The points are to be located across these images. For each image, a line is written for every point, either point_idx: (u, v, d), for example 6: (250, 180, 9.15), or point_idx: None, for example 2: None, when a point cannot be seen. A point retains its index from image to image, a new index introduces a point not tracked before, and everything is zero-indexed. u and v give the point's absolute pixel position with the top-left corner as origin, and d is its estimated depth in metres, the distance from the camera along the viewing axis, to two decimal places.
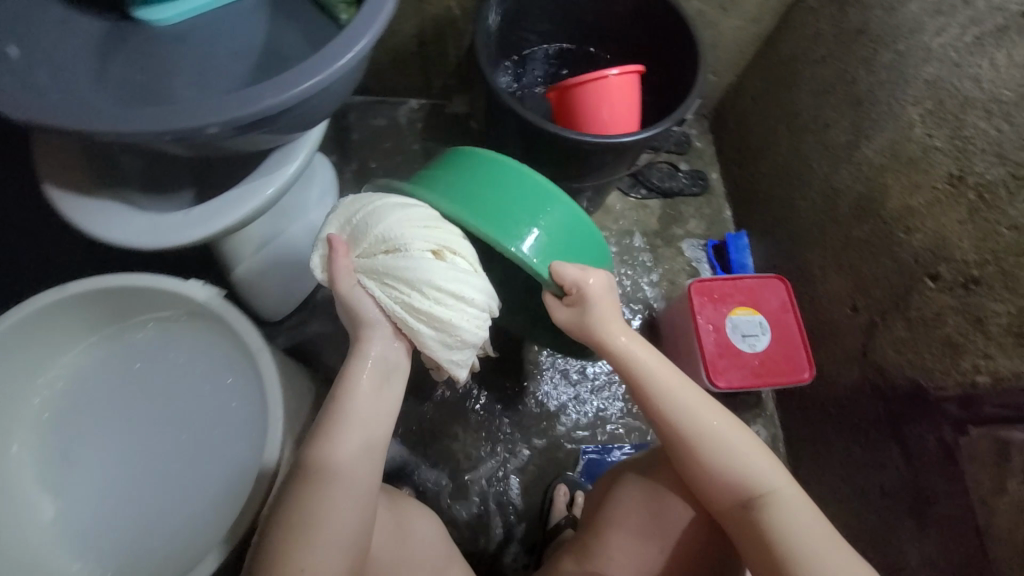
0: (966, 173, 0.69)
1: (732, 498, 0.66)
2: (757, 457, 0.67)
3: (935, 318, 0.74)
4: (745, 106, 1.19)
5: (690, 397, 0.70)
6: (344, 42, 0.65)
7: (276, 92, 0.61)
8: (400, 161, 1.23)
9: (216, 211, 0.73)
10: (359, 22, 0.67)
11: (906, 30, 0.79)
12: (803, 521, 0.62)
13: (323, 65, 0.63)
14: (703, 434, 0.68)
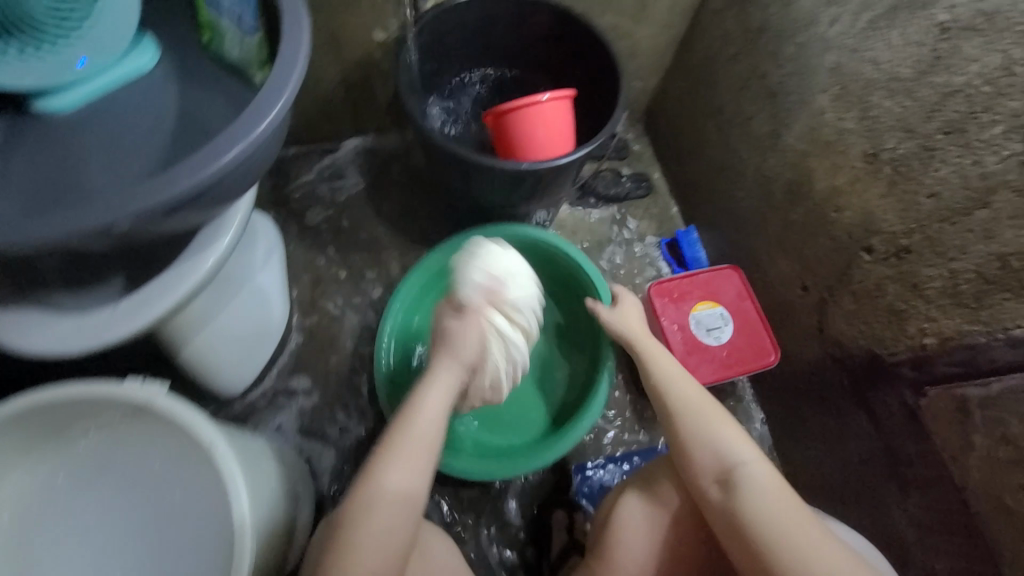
0: (880, 150, 0.72)
1: (709, 475, 0.71)
2: (736, 438, 0.72)
3: (876, 289, 0.77)
4: (673, 106, 1.23)
5: (684, 381, 0.79)
6: (259, 109, 0.63)
7: (195, 172, 0.59)
8: (344, 207, 1.20)
9: (147, 302, 0.68)
10: (268, 87, 0.64)
11: (803, 24, 0.83)
12: (773, 496, 0.66)
13: (240, 137, 0.61)
14: (695, 412, 0.75)
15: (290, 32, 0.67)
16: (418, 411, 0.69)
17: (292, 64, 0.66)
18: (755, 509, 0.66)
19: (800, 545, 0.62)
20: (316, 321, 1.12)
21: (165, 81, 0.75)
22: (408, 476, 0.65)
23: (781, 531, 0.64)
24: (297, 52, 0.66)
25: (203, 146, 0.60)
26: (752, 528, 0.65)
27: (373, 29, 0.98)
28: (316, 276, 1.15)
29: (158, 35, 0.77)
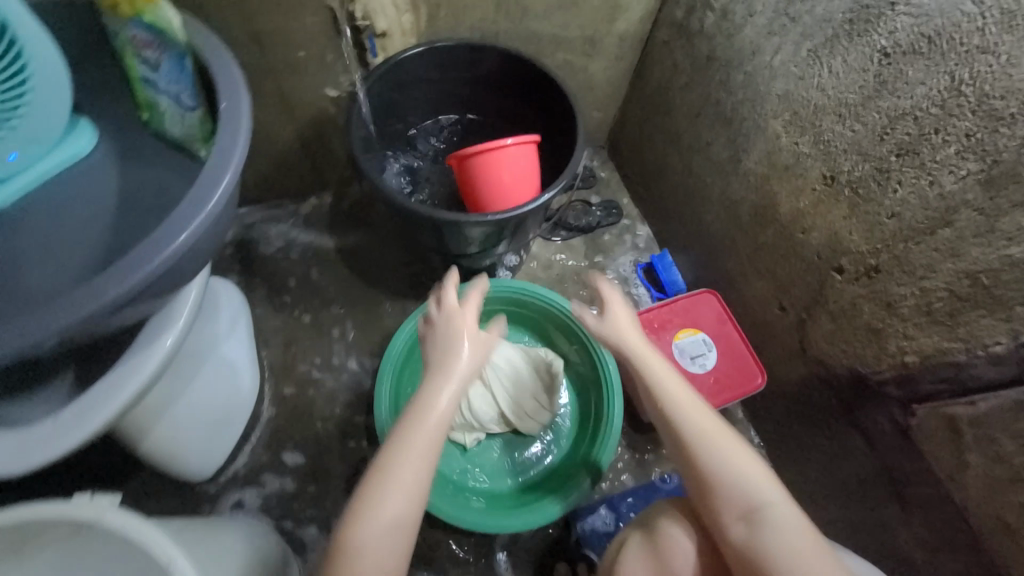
0: (837, 173, 0.72)
1: (733, 515, 0.65)
2: (756, 471, 0.66)
3: (852, 308, 0.76)
4: (633, 133, 1.24)
5: (697, 405, 0.69)
6: (200, 196, 0.60)
7: (136, 270, 0.56)
8: (311, 263, 1.17)
9: (90, 407, 0.63)
10: (209, 173, 0.61)
11: (748, 52, 0.83)
12: (799, 536, 0.62)
13: (180, 227, 0.58)
14: (713, 444, 0.66)
15: (227, 112, 0.64)
16: (402, 453, 0.63)
17: (233, 145, 0.63)
18: (781, 551, 0.62)
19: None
20: (290, 385, 1.08)
21: (106, 164, 0.72)
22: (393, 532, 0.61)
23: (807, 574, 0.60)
24: (238, 133, 0.63)
25: (143, 240, 0.57)
26: (779, 572, 0.61)
27: (323, 87, 0.95)
28: (287, 339, 1.11)
29: (95, 116, 0.74)
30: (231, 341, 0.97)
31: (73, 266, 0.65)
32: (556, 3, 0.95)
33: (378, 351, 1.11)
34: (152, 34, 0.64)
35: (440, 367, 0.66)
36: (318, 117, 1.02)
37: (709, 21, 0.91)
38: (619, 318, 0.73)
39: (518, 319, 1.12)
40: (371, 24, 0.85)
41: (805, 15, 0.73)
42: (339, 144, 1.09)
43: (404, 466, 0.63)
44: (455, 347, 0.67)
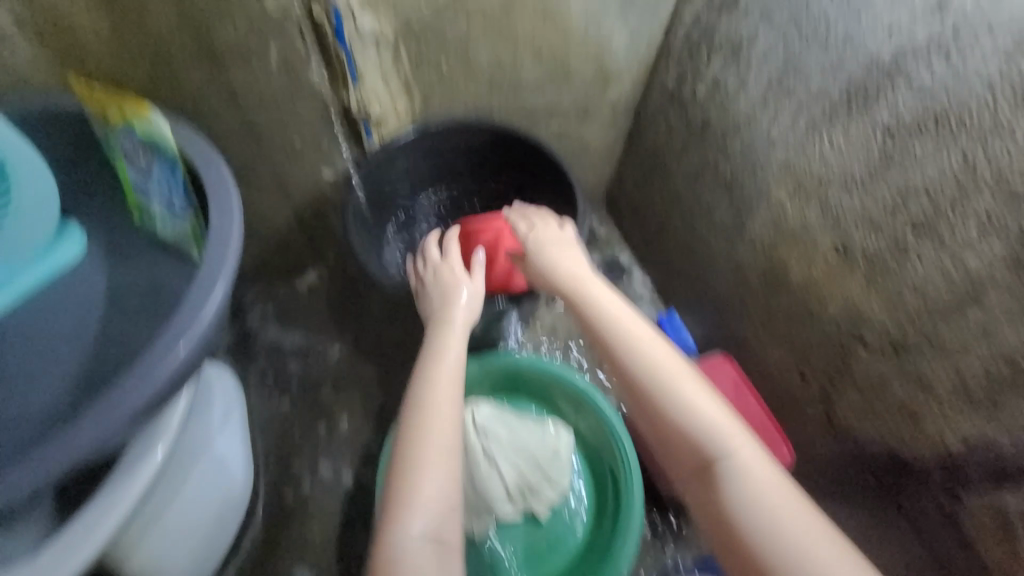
0: (850, 246, 0.70)
1: (688, 465, 0.59)
2: (713, 414, 0.59)
3: (882, 383, 0.72)
4: (632, 192, 1.23)
5: (650, 347, 0.65)
6: (186, 321, 0.57)
7: (117, 410, 0.53)
8: (308, 341, 1.14)
9: (71, 545, 0.57)
10: (201, 281, 0.59)
11: (743, 121, 0.82)
12: (763, 485, 0.54)
13: (164, 358, 0.55)
14: (663, 386, 0.62)
15: (219, 224, 0.63)
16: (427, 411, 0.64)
17: (222, 261, 0.61)
18: (742, 501, 0.54)
19: (796, 544, 0.50)
20: (289, 474, 1.03)
21: (97, 271, 0.72)
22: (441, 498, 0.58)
23: (770, 527, 0.51)
24: (229, 248, 0.61)
25: (124, 375, 0.55)
26: (742, 528, 0.52)
27: (319, 169, 0.94)
28: (284, 424, 1.06)
29: (86, 222, 0.73)
30: (224, 432, 0.93)
31: (62, 386, 0.65)
32: (548, 78, 0.95)
33: (380, 431, 1.06)
34: (143, 142, 0.63)
35: (440, 335, 0.72)
36: (314, 197, 1.00)
37: (701, 90, 0.90)
38: (563, 264, 0.75)
39: (518, 387, 1.07)
40: (366, 111, 0.84)
41: (799, 89, 0.72)
42: (335, 220, 1.08)
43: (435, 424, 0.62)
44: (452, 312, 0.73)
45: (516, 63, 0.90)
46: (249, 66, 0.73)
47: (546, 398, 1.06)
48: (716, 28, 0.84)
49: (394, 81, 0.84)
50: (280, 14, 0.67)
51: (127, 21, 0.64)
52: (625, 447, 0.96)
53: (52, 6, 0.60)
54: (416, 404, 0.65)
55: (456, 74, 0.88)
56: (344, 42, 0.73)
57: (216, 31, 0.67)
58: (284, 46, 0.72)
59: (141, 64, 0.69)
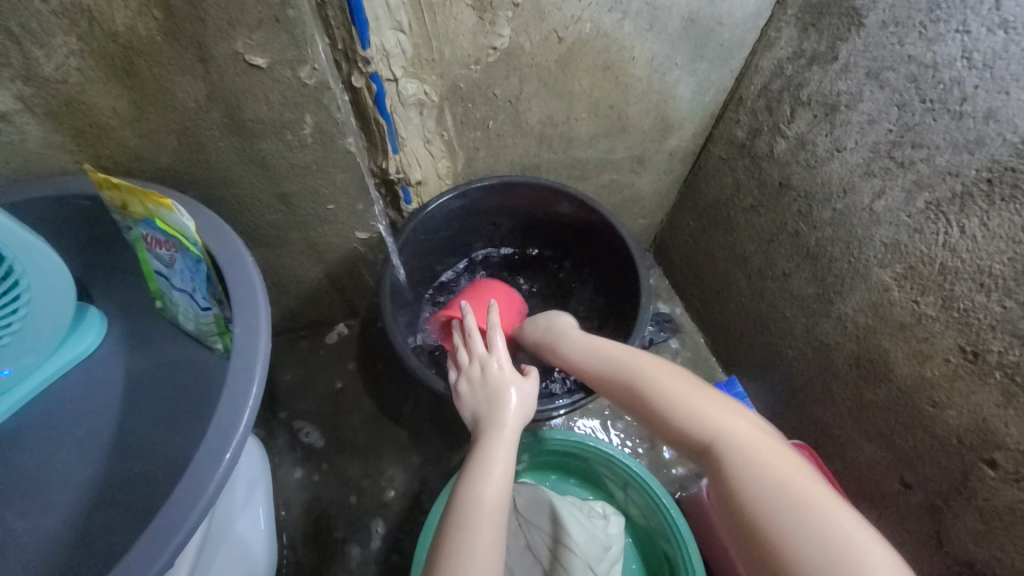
0: (981, 350, 0.59)
1: (693, 455, 0.54)
2: (704, 402, 0.55)
3: (1011, 513, 0.60)
4: (685, 243, 1.12)
5: (617, 350, 0.65)
6: (213, 447, 0.51)
7: (144, 567, 0.46)
8: (339, 403, 1.08)
9: None
10: (236, 377, 0.54)
11: (838, 189, 0.71)
12: (769, 469, 0.48)
13: (193, 495, 0.49)
14: (649, 380, 0.59)
15: (243, 335, 0.56)
16: (472, 501, 0.56)
17: (250, 376, 0.54)
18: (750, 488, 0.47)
19: (827, 543, 0.43)
20: (314, 554, 0.95)
21: (115, 363, 0.65)
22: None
23: (789, 517, 0.44)
24: (254, 361, 0.55)
25: (150, 522, 0.48)
26: (758, 520, 0.46)
27: (354, 232, 0.86)
28: (311, 494, 1.00)
29: (106, 305, 0.68)
30: (245, 513, 0.87)
31: (65, 506, 0.57)
32: (603, 131, 0.85)
33: (412, 506, 0.99)
34: (164, 233, 0.56)
35: (483, 415, 0.64)
36: (346, 257, 0.93)
37: (780, 147, 0.80)
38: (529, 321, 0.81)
39: (563, 463, 0.98)
40: (406, 175, 0.79)
41: (919, 162, 0.61)
42: (369, 278, 1.01)
43: (484, 515, 0.55)
44: (502, 401, 0.64)
45: (569, 119, 0.81)
46: (282, 137, 0.66)
47: (592, 476, 0.97)
48: (804, 81, 0.73)
49: (436, 144, 0.78)
50: (315, 87, 0.60)
51: (148, 100, 0.58)
52: (687, 545, 0.84)
53: (66, 88, 0.55)
54: (465, 496, 0.57)
55: (505, 132, 0.80)
56: (385, 111, 0.67)
57: (247, 104, 0.60)
58: (320, 117, 0.64)
59: (167, 140, 0.63)
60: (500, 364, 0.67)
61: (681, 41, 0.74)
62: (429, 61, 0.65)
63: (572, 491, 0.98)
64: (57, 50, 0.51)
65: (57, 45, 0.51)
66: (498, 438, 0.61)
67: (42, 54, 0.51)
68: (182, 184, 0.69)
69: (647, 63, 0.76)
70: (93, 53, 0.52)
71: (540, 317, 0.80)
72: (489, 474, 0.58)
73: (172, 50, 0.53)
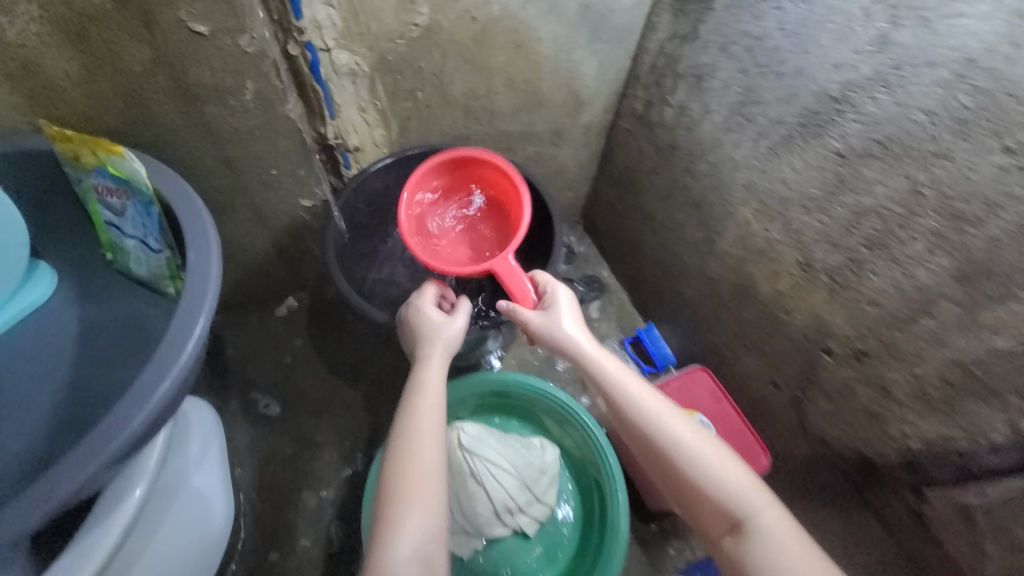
0: (811, 260, 0.74)
1: (719, 526, 0.64)
2: (739, 479, 0.65)
3: (845, 390, 0.76)
4: (607, 210, 1.26)
5: (673, 416, 0.69)
6: (165, 354, 0.55)
7: (93, 456, 0.51)
8: (290, 370, 1.14)
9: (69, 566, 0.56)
10: (190, 297, 0.58)
11: (708, 145, 0.87)
12: (791, 548, 0.60)
13: (145, 394, 0.53)
14: (702, 460, 0.66)
15: (196, 262, 0.60)
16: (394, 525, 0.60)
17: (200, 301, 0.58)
18: (769, 566, 0.60)
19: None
20: (272, 507, 1.01)
21: (67, 312, 0.70)
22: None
23: None
24: (206, 290, 0.58)
25: (98, 422, 0.52)
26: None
27: (298, 199, 0.94)
28: (267, 454, 1.06)
29: (55, 261, 0.72)
30: (202, 469, 0.91)
31: (30, 435, 0.63)
32: (522, 105, 0.97)
33: (365, 458, 1.06)
34: (116, 182, 0.63)
35: (408, 429, 0.66)
36: (291, 225, 1.00)
37: (668, 115, 0.95)
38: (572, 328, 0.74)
39: (504, 404, 1.08)
40: (343, 141, 0.88)
41: (759, 116, 0.78)
42: (314, 247, 1.08)
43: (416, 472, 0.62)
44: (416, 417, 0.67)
45: (490, 92, 0.93)
46: (225, 101, 0.73)
47: (530, 413, 1.07)
48: (680, 57, 0.89)
49: (371, 113, 0.88)
50: (256, 54, 0.68)
51: (99, 63, 0.64)
52: (608, 459, 0.97)
53: (24, 51, 0.61)
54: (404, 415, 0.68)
55: (433, 103, 0.90)
56: (319, 78, 0.76)
57: (191, 69, 0.67)
58: (260, 83, 0.72)
59: (115, 103, 0.69)
60: (449, 325, 0.75)
61: (579, 24, 0.87)
62: (359, 35, 0.75)
63: (514, 429, 1.07)
64: (19, 17, 0.58)
65: (19, 12, 0.57)
66: (417, 438, 0.65)
67: (5, 21, 0.57)
68: (129, 145, 0.75)
69: (553, 43, 0.88)
70: (50, 19, 0.59)
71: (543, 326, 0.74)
72: (405, 490, 0.61)
73: (121, 17, 0.60)
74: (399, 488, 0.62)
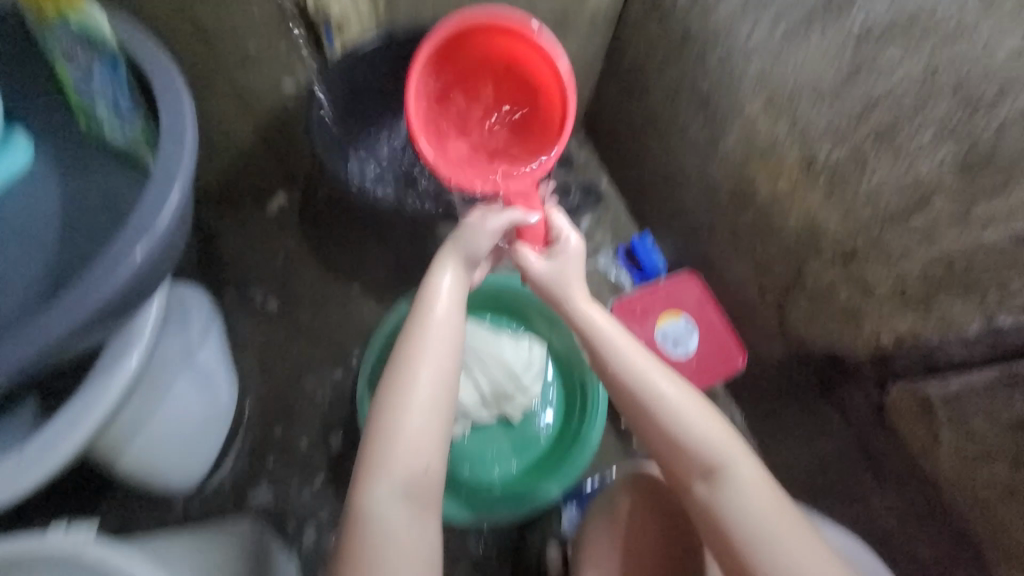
0: (814, 157, 0.72)
1: (692, 474, 0.61)
2: (718, 431, 0.61)
3: (828, 292, 0.76)
4: (610, 114, 1.19)
5: (658, 368, 0.64)
6: (147, 212, 0.53)
7: (86, 300, 0.50)
8: (283, 267, 1.14)
9: (82, 408, 0.60)
10: (164, 157, 0.56)
11: (721, 31, 0.80)
12: (760, 498, 0.58)
13: (131, 243, 0.52)
14: (679, 411, 0.61)
15: (169, 120, 0.58)
16: (400, 449, 0.56)
17: (178, 162, 0.56)
18: (741, 516, 0.58)
19: (796, 558, 0.56)
20: (274, 390, 1.08)
21: (48, 183, 0.67)
22: (416, 533, 0.56)
23: (760, 533, 0.57)
24: (183, 150, 0.56)
25: (90, 266, 0.51)
26: (733, 529, 0.58)
27: (280, 79, 0.90)
28: (265, 344, 1.10)
29: (29, 130, 0.70)
30: (204, 350, 0.95)
31: (17, 299, 0.62)
32: None
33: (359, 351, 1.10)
34: (77, 38, 0.58)
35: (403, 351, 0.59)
36: (277, 111, 0.96)
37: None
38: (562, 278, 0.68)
39: (496, 304, 1.10)
40: (326, 13, 0.81)
41: None
42: (301, 139, 1.03)
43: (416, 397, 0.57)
44: (423, 342, 0.59)
45: None
46: None
47: (521, 314, 1.10)
48: None
49: None
50: None
51: None
52: None
53: None
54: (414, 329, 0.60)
55: None
56: None
57: None
58: None
59: None
60: (484, 224, 0.65)
61: None
62: None
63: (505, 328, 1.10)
64: None
65: None
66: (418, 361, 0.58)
67: None
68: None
69: None
70: None
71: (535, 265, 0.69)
72: (409, 413, 0.57)
73: None
74: (401, 411, 0.57)
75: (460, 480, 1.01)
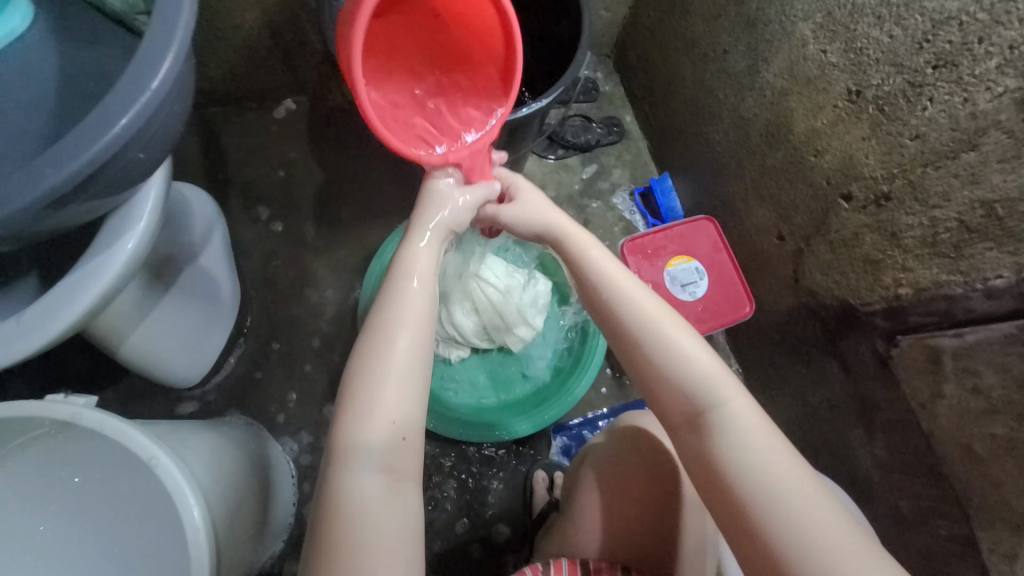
0: (863, 87, 0.67)
1: (679, 418, 0.52)
2: (708, 366, 0.52)
3: (853, 239, 0.74)
4: (643, 41, 1.11)
5: (648, 297, 0.56)
6: (141, 72, 0.49)
7: (73, 155, 0.47)
8: (288, 177, 1.11)
9: (77, 285, 0.59)
10: (161, 13, 0.51)
11: None
12: (756, 445, 0.49)
13: (124, 103, 0.48)
14: (664, 343, 0.53)
15: None
16: (369, 407, 0.48)
17: (174, 22, 0.51)
18: (731, 464, 0.49)
19: (812, 523, 0.45)
20: (274, 298, 1.07)
21: (47, 45, 0.62)
22: (393, 508, 0.47)
23: (753, 486, 0.47)
24: (180, 11, 0.52)
25: (80, 121, 0.48)
26: (723, 479, 0.49)
27: None
28: (269, 253, 1.09)
29: None
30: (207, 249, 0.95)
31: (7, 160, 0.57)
32: None
33: (363, 268, 1.09)
34: None
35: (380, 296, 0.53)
36: None
37: None
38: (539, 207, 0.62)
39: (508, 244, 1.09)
40: None
41: None
42: (314, 35, 0.97)
43: (395, 351, 0.49)
44: (405, 289, 0.52)
45: None
46: None
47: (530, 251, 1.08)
48: None
49: None
50: None
51: None
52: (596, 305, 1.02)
53: None
54: (390, 284, 0.53)
55: None
56: None
57: None
58: None
59: None
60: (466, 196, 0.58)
61: None
62: None
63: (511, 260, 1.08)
64: None
65: None
66: (397, 312, 0.51)
67: None
68: None
69: None
70: None
71: (515, 222, 0.62)
72: (385, 373, 0.49)
73: None
74: (374, 371, 0.49)
75: (446, 408, 1.02)
